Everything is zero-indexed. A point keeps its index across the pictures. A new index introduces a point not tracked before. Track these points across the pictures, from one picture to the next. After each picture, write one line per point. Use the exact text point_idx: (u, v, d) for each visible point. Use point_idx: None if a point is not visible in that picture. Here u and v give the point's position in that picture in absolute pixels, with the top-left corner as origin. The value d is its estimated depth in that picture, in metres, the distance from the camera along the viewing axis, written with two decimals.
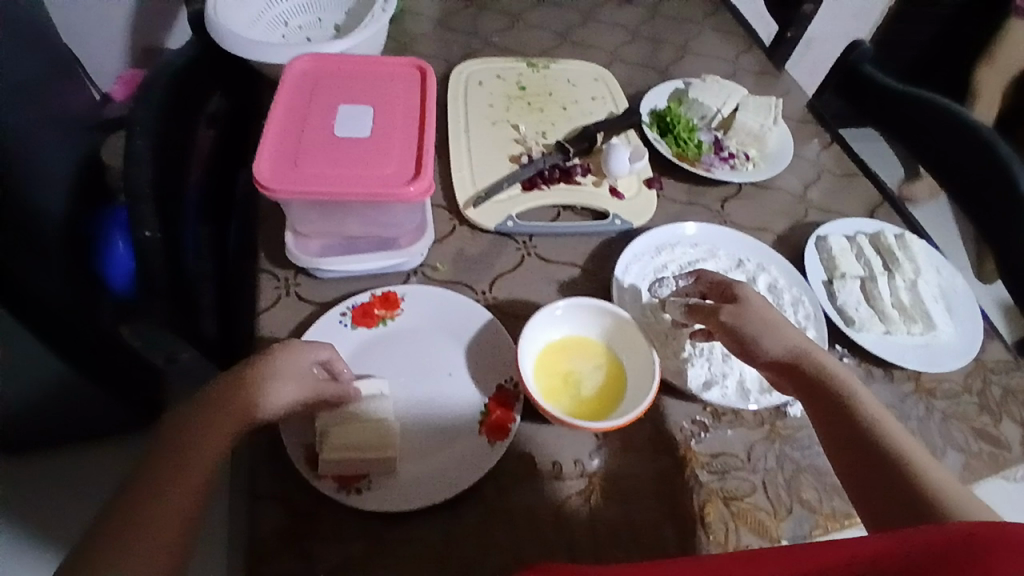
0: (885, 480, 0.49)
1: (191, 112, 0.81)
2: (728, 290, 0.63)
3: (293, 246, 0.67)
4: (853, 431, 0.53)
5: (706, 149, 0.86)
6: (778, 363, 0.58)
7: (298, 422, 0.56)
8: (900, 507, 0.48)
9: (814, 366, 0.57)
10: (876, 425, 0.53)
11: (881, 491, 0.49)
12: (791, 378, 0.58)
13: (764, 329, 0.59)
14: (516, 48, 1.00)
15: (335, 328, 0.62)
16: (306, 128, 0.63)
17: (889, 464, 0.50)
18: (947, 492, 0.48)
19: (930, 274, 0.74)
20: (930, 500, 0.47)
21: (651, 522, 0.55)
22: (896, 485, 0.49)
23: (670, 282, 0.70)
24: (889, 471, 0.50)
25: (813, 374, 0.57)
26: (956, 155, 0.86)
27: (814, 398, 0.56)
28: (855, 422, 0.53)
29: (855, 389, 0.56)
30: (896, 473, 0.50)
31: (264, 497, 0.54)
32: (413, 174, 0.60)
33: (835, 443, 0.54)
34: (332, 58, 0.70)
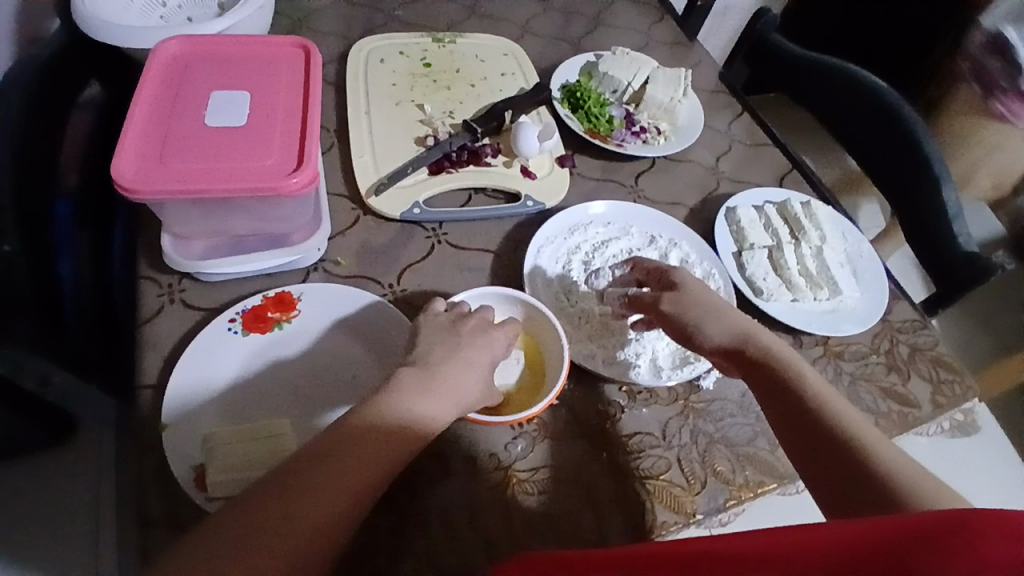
0: (834, 458, 0.50)
1: (61, 103, 0.73)
2: (666, 276, 0.63)
3: (172, 250, 0.62)
4: (802, 413, 0.53)
5: (618, 124, 0.84)
6: (724, 349, 0.59)
7: (186, 441, 0.52)
8: (852, 487, 0.48)
9: (759, 349, 0.58)
10: (824, 403, 0.53)
11: (830, 469, 0.49)
12: (737, 361, 0.58)
13: (705, 317, 0.59)
14: (420, 23, 0.95)
15: (222, 336, 0.58)
16: (173, 120, 0.58)
17: (839, 444, 0.50)
18: (892, 466, 0.48)
19: (836, 240, 0.76)
20: (881, 478, 0.47)
21: (571, 511, 0.54)
22: (847, 465, 0.49)
23: (605, 272, 0.70)
24: (837, 448, 0.50)
25: (758, 358, 0.57)
26: (864, 123, 0.87)
27: (759, 379, 0.56)
28: (801, 403, 0.53)
29: (801, 368, 0.56)
30: (847, 454, 0.49)
31: (150, 524, 0.49)
32: (296, 165, 0.57)
33: (783, 424, 0.54)
34: (202, 38, 0.64)
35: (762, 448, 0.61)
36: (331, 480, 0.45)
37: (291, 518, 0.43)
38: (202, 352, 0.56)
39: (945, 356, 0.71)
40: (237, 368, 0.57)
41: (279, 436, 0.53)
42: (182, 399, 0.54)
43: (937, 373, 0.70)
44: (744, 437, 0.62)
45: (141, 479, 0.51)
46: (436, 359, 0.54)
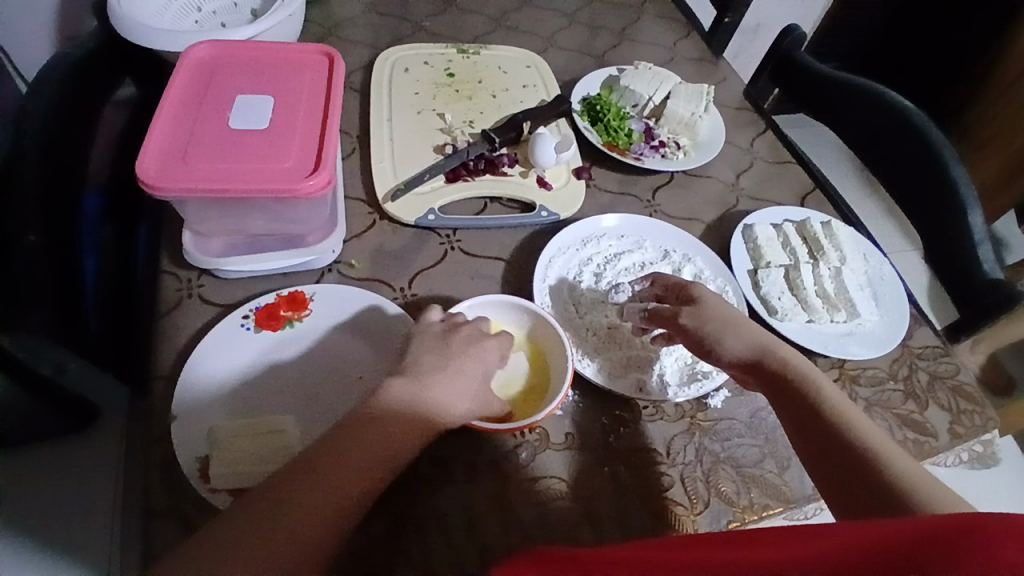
0: (849, 474, 0.49)
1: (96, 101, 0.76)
2: (685, 291, 0.63)
3: (192, 247, 0.64)
4: (820, 427, 0.52)
5: (636, 138, 0.84)
6: (741, 363, 0.58)
7: (194, 432, 0.53)
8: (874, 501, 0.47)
9: (777, 361, 0.57)
10: (843, 416, 0.52)
11: (845, 485, 0.48)
12: (755, 374, 0.57)
13: (723, 330, 0.58)
14: (446, 33, 0.97)
15: (235, 332, 0.59)
16: (200, 122, 0.60)
17: (858, 459, 0.49)
18: (910, 484, 0.47)
19: (857, 262, 0.74)
20: (901, 494, 0.46)
21: (569, 522, 0.54)
22: (867, 480, 0.48)
23: (625, 288, 0.69)
24: (854, 464, 0.49)
25: (776, 370, 0.56)
26: (890, 143, 0.85)
27: (775, 390, 0.56)
28: (819, 415, 0.52)
29: (820, 380, 0.55)
30: (867, 469, 0.48)
31: (155, 510, 0.50)
32: (312, 168, 0.58)
33: (801, 436, 0.53)
34: (232, 46, 0.67)
35: (768, 471, 0.60)
36: (342, 469, 0.46)
37: (300, 500, 0.44)
38: (215, 346, 0.58)
39: (967, 386, 0.69)
40: (250, 364, 0.58)
41: (282, 433, 0.54)
42: (193, 391, 0.55)
43: (957, 402, 0.67)
44: (751, 458, 0.60)
45: (149, 468, 0.52)
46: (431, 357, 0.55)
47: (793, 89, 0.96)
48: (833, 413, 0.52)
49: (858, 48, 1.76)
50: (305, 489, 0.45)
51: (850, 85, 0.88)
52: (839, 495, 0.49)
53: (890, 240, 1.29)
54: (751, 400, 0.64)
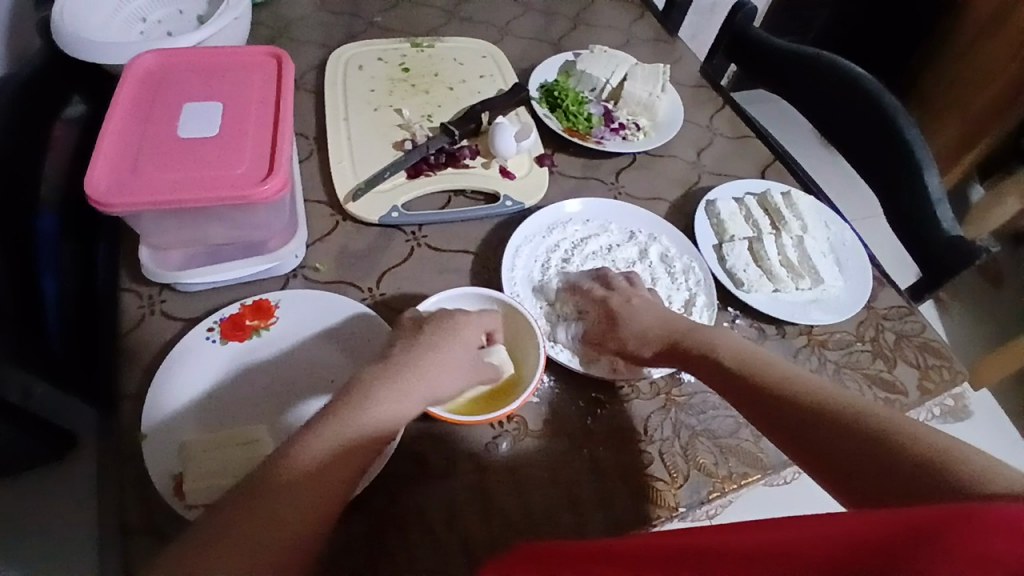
0: (811, 438, 0.47)
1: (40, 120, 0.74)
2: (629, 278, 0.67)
3: (150, 262, 0.62)
4: (773, 400, 0.50)
5: (596, 121, 0.84)
6: (661, 354, 0.60)
7: (166, 449, 0.52)
8: (847, 461, 0.44)
9: (700, 345, 0.57)
10: (792, 382, 0.51)
11: (815, 449, 0.46)
12: (675, 356, 0.59)
13: (631, 313, 0.62)
14: (400, 29, 0.95)
15: (201, 345, 0.58)
16: (148, 133, 0.58)
17: (817, 418, 0.47)
18: (877, 429, 0.44)
19: (818, 229, 0.75)
20: (868, 445, 0.43)
21: (551, 508, 0.54)
22: (831, 439, 0.45)
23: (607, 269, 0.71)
24: (815, 428, 0.47)
25: (699, 357, 0.57)
26: (844, 110, 0.86)
27: (716, 379, 0.55)
28: (763, 388, 0.51)
29: (760, 358, 0.54)
30: (828, 427, 0.46)
31: (132, 531, 0.50)
32: (267, 171, 0.57)
33: (756, 413, 0.51)
34: (177, 53, 0.65)
35: (745, 440, 0.61)
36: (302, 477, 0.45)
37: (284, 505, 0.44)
38: (181, 362, 0.57)
39: (933, 342, 0.71)
40: (220, 375, 0.57)
41: (257, 442, 0.53)
42: (162, 407, 0.54)
43: (924, 358, 0.69)
44: (726, 428, 0.61)
45: (123, 490, 0.51)
46: (412, 355, 0.53)
47: (748, 63, 0.96)
48: (782, 383, 0.51)
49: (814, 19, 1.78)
50: (269, 511, 0.43)
51: (802, 55, 0.89)
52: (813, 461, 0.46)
53: (854, 206, 1.32)
54: None
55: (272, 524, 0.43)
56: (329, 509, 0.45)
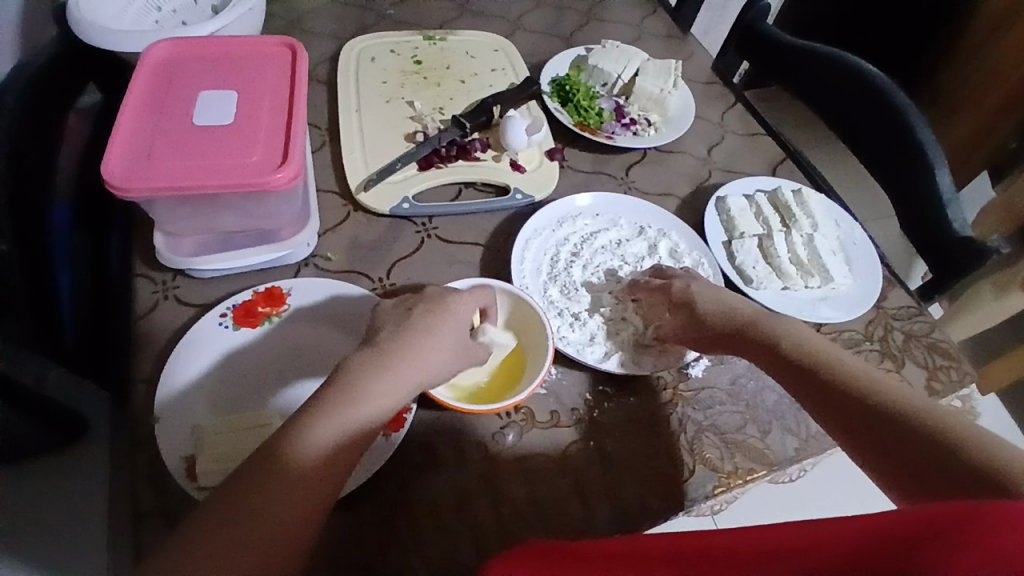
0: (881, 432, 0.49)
1: (56, 107, 0.74)
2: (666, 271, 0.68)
3: (163, 247, 0.63)
4: (843, 392, 0.52)
5: (608, 116, 0.84)
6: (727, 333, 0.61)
7: (178, 433, 0.53)
8: (909, 456, 0.46)
9: (767, 328, 0.59)
10: (861, 378, 0.52)
11: (882, 445, 0.48)
12: (731, 343, 0.60)
13: (691, 299, 0.63)
14: (412, 21, 0.96)
15: (213, 330, 0.59)
16: (163, 120, 0.59)
17: (884, 415, 0.49)
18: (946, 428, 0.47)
19: (829, 228, 0.75)
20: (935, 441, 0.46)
21: (557, 497, 0.55)
22: (895, 434, 0.48)
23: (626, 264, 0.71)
24: (885, 421, 0.49)
25: (765, 339, 0.59)
26: (857, 108, 0.86)
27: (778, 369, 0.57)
28: (831, 378, 0.53)
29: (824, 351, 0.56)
30: (895, 422, 0.48)
31: (146, 513, 0.50)
32: (280, 161, 0.57)
33: (826, 406, 0.53)
34: (193, 41, 0.65)
35: (751, 435, 0.61)
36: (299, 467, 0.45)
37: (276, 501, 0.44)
38: (194, 346, 0.57)
39: (942, 343, 0.70)
40: (232, 359, 0.58)
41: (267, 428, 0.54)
42: (176, 390, 0.55)
43: (933, 358, 0.69)
44: (733, 424, 0.61)
45: (136, 473, 0.52)
46: (400, 339, 0.52)
47: (760, 61, 0.96)
48: (850, 377, 0.53)
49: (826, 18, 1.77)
50: (280, 486, 0.44)
51: (816, 52, 0.89)
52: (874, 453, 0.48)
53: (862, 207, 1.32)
54: (731, 367, 0.65)
55: (273, 513, 0.43)
56: (322, 501, 0.45)
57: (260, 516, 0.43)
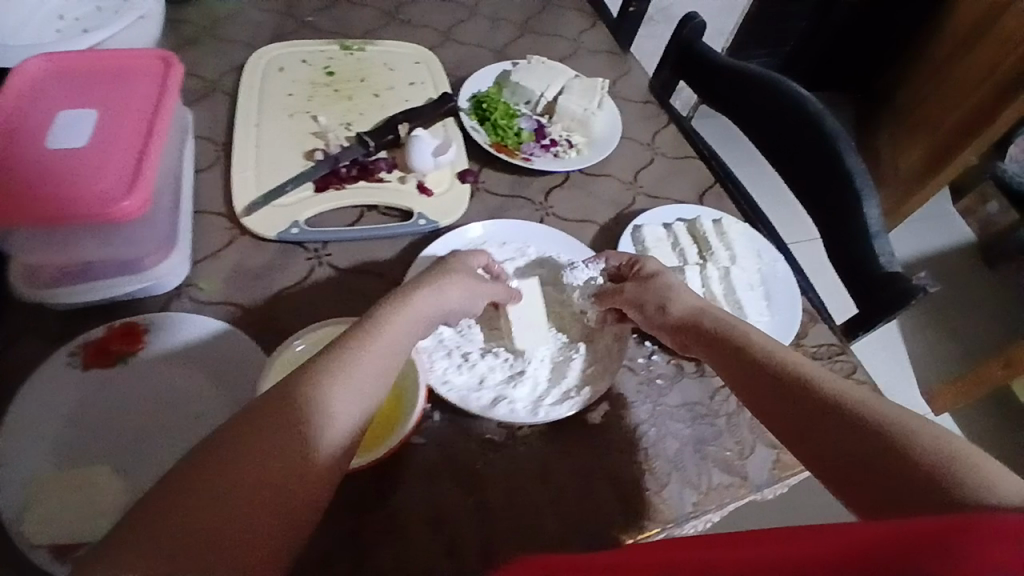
0: (824, 429, 0.48)
1: None
2: (639, 265, 0.66)
3: (18, 277, 0.58)
4: (790, 388, 0.52)
5: (527, 137, 0.81)
6: (675, 325, 0.62)
7: (7, 486, 0.48)
8: (858, 458, 0.46)
9: (712, 321, 0.60)
10: (817, 379, 0.51)
11: (829, 444, 0.48)
12: (695, 334, 0.60)
13: (665, 296, 0.63)
14: (333, 30, 0.91)
15: (60, 370, 0.54)
16: (3, 141, 0.54)
17: (834, 416, 0.48)
18: (893, 422, 0.46)
19: (749, 260, 0.72)
20: (886, 442, 0.45)
21: (426, 557, 0.50)
22: (843, 435, 0.47)
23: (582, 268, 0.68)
24: (830, 417, 0.48)
25: (712, 330, 0.59)
26: (787, 133, 0.82)
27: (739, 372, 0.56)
28: (778, 373, 0.53)
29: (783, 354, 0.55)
30: (845, 423, 0.47)
31: None
32: (129, 186, 0.53)
33: (774, 403, 0.52)
34: (52, 53, 0.60)
35: (648, 488, 0.56)
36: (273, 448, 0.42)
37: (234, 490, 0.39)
38: (36, 389, 0.53)
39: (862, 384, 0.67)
40: (78, 402, 0.53)
41: (101, 482, 0.49)
42: (9, 438, 0.50)
43: None
44: (631, 476, 0.57)
45: None
46: (382, 317, 0.52)
47: (695, 79, 0.93)
48: (806, 377, 0.52)
49: (792, 32, 1.75)
50: (255, 449, 0.41)
51: (747, 73, 0.85)
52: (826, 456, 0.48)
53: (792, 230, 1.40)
54: (633, 412, 0.61)
55: (205, 517, 0.38)
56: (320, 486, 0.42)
57: (228, 489, 0.39)
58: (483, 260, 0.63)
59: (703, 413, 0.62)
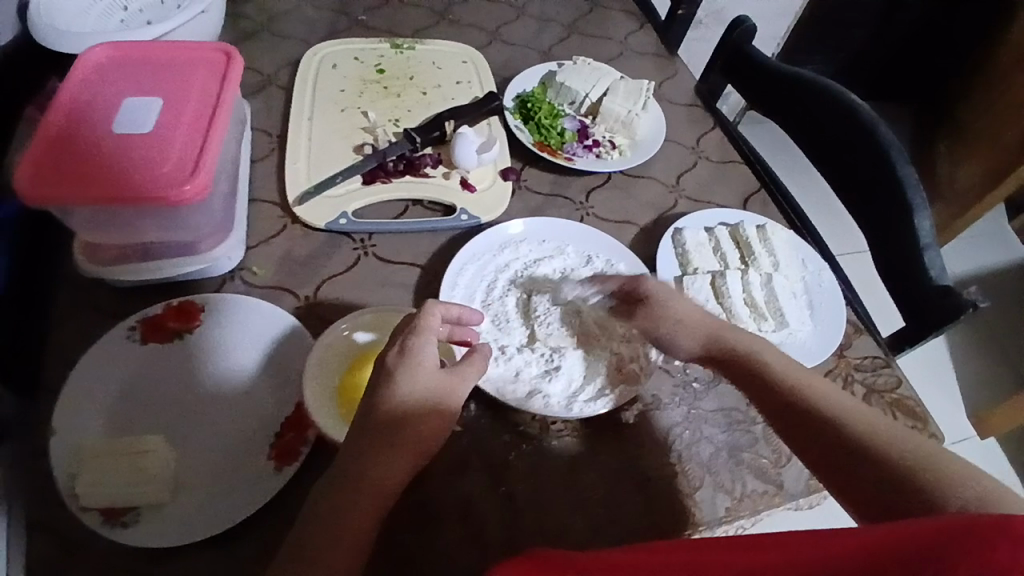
0: (866, 483, 0.45)
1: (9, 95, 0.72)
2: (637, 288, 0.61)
3: (82, 256, 0.61)
4: (828, 436, 0.48)
5: (570, 137, 0.81)
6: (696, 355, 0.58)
7: (63, 450, 0.51)
8: (869, 482, 0.45)
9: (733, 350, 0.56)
10: (823, 395, 0.51)
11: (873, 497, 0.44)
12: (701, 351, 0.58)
13: (668, 330, 0.58)
14: (385, 28, 0.93)
15: (119, 343, 0.57)
16: (80, 125, 0.58)
17: (838, 432, 0.48)
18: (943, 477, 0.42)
19: (793, 267, 0.71)
20: (885, 459, 0.45)
21: (453, 543, 0.50)
22: (847, 451, 0.47)
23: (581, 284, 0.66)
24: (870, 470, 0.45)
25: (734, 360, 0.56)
26: (837, 140, 0.81)
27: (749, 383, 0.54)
28: (815, 418, 0.49)
29: (788, 364, 0.54)
30: (846, 440, 0.47)
31: (37, 526, 0.49)
32: (191, 171, 0.56)
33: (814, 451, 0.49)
34: (126, 45, 0.64)
35: (678, 490, 0.56)
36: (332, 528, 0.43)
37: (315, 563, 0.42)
38: (95, 360, 0.56)
39: (906, 400, 0.64)
40: (131, 376, 0.56)
41: (151, 452, 0.51)
42: (72, 403, 0.53)
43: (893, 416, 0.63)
44: (662, 477, 0.56)
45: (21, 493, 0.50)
46: (382, 409, 0.47)
47: (744, 83, 0.91)
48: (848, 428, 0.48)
49: (844, 38, 1.71)
50: (323, 540, 0.42)
51: (796, 79, 0.84)
52: (826, 467, 0.48)
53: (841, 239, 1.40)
54: (666, 414, 0.61)
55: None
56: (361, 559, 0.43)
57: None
58: (438, 313, 0.53)
59: (739, 419, 0.62)
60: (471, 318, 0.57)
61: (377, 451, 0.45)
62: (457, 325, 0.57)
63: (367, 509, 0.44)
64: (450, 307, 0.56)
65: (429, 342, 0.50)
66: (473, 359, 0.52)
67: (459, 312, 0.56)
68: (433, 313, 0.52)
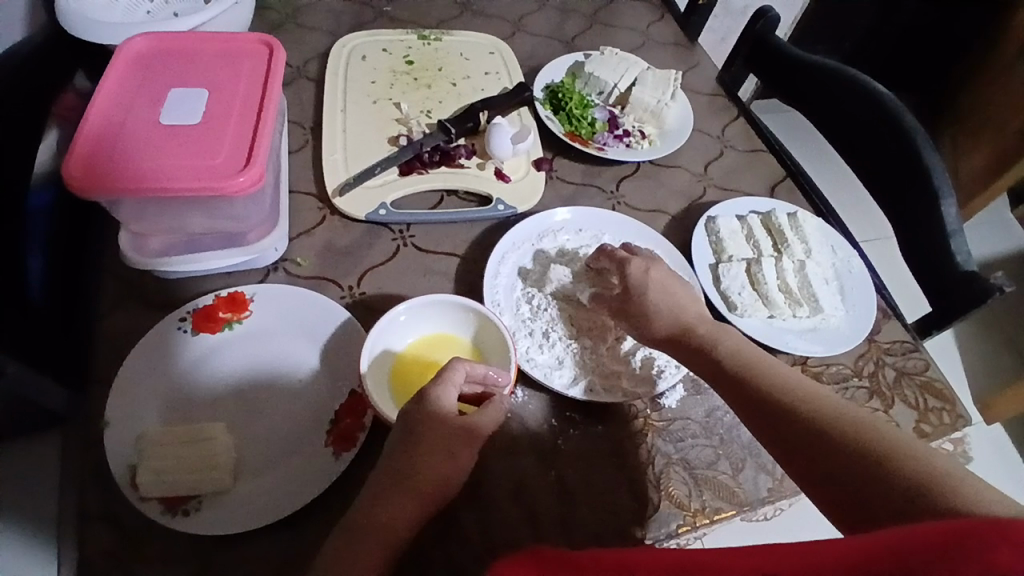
0: (815, 450, 0.47)
1: (50, 86, 0.71)
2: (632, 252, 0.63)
3: (129, 247, 0.61)
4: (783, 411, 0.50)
5: (600, 127, 0.82)
6: (676, 339, 0.58)
7: (123, 440, 0.51)
8: (818, 451, 0.47)
9: (707, 336, 0.58)
10: (807, 387, 0.52)
11: (821, 465, 0.47)
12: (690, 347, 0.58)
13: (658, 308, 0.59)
14: (410, 19, 0.93)
15: (173, 334, 0.57)
16: (132, 116, 0.58)
17: (813, 418, 0.49)
18: (867, 440, 0.46)
19: (823, 254, 0.72)
20: (862, 448, 0.45)
21: (508, 522, 0.52)
22: (832, 449, 0.46)
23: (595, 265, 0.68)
24: (811, 440, 0.48)
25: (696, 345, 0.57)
26: (863, 127, 0.82)
27: (718, 370, 0.56)
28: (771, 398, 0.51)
29: (797, 380, 0.53)
30: (823, 437, 0.47)
31: (93, 517, 0.49)
32: (244, 163, 0.56)
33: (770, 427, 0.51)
34: (170, 36, 0.64)
35: (722, 472, 0.57)
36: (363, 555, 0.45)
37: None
38: (151, 351, 0.56)
39: (935, 382, 0.66)
40: (183, 365, 0.56)
41: (213, 440, 0.51)
42: (129, 394, 0.54)
43: (924, 399, 0.64)
44: (705, 460, 0.58)
45: (82, 484, 0.50)
46: (427, 452, 0.48)
47: (767, 72, 0.92)
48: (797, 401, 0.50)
49: (852, 27, 1.72)
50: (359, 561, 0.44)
51: (822, 68, 0.85)
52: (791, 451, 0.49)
53: (858, 227, 1.43)
54: (707, 399, 0.62)
55: None
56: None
57: None
58: (460, 369, 0.52)
59: None
60: (499, 378, 0.54)
61: (445, 438, 0.49)
62: (486, 384, 0.54)
63: (426, 488, 0.48)
64: (476, 365, 0.53)
65: (450, 393, 0.51)
66: (493, 403, 0.51)
67: (485, 371, 0.54)
68: (454, 366, 0.52)
